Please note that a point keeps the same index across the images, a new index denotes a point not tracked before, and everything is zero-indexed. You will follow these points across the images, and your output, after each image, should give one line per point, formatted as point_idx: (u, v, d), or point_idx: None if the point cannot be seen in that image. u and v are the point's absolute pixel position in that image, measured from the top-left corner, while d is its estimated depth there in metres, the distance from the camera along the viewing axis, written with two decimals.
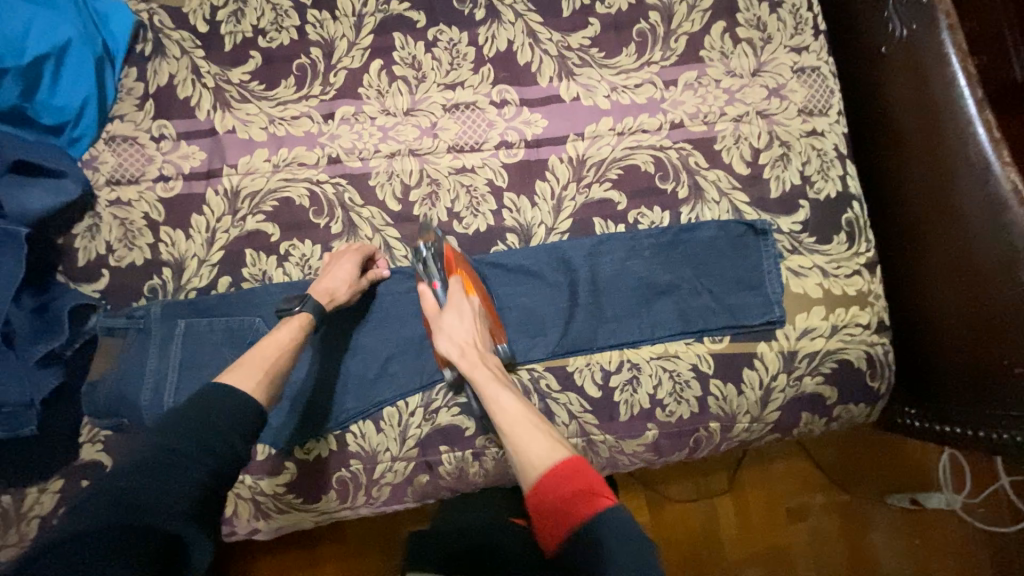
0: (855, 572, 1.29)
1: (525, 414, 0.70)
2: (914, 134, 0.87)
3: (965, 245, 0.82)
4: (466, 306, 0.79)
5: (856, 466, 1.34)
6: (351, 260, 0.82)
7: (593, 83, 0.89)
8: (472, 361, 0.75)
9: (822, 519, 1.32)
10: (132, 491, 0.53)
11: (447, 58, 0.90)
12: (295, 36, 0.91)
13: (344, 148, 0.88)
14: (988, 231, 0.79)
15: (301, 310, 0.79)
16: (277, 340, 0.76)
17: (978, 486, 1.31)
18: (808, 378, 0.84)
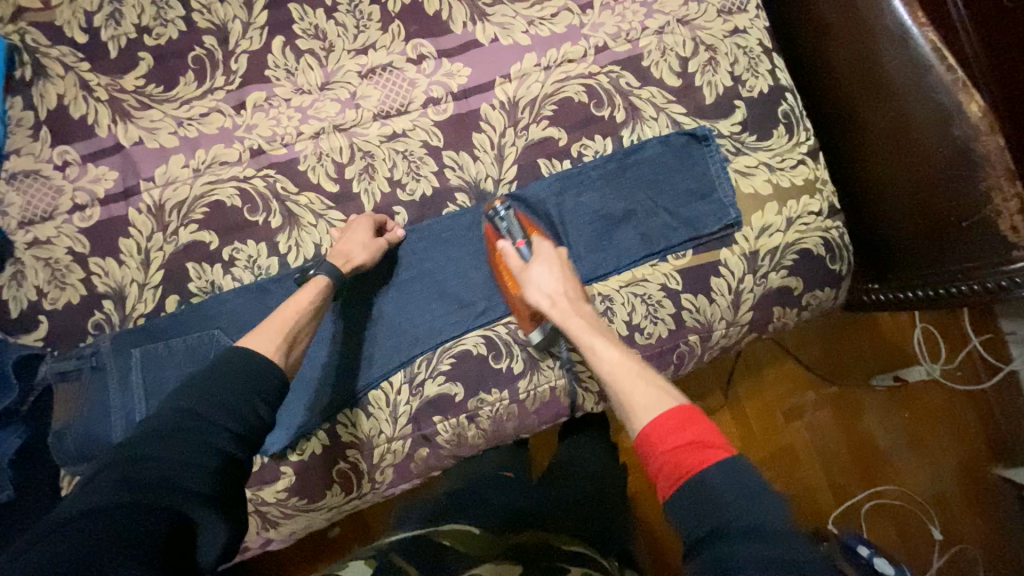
0: (855, 453, 1.38)
1: (629, 365, 0.69)
2: (833, 15, 0.89)
3: (901, 112, 0.84)
4: (553, 256, 0.80)
5: (841, 357, 1.40)
6: (363, 224, 0.81)
7: (508, 21, 0.85)
8: (566, 312, 0.75)
9: (816, 413, 1.38)
10: (150, 465, 0.55)
11: (352, 21, 0.84)
12: (183, 27, 0.84)
13: (264, 136, 0.84)
14: (918, 93, 0.82)
15: (317, 273, 0.79)
16: (296, 302, 0.75)
17: (953, 351, 1.39)
18: (773, 274, 0.86)
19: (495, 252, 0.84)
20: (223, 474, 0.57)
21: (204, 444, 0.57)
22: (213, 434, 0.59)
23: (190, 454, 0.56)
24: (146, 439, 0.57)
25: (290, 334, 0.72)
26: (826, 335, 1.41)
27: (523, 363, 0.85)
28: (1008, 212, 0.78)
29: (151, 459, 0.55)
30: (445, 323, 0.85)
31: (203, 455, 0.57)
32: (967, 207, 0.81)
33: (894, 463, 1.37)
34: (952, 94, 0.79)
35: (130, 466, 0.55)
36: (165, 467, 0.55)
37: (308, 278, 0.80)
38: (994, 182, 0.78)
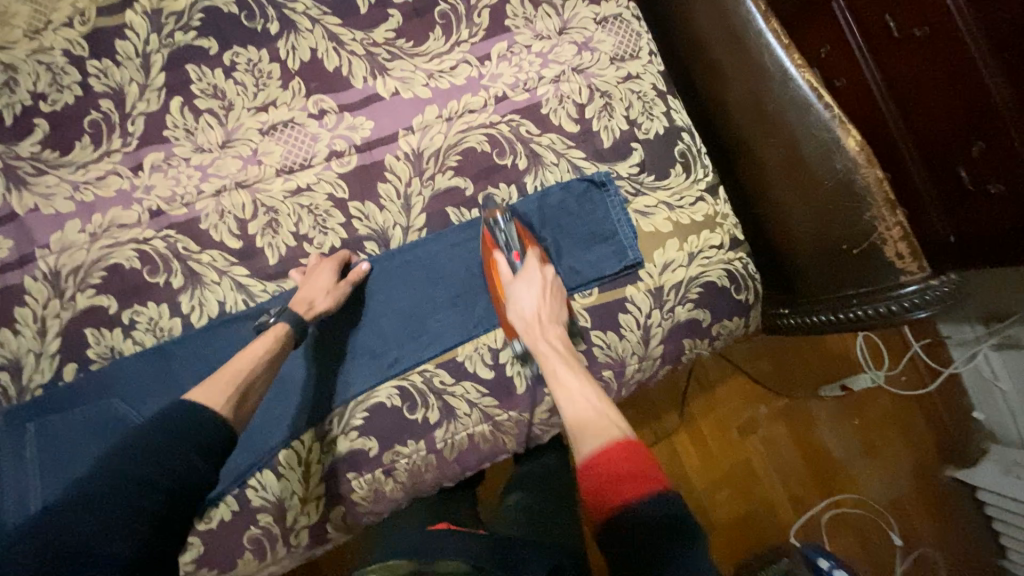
0: (809, 463, 1.39)
1: (584, 394, 0.71)
2: (723, 56, 0.94)
3: (794, 142, 0.88)
4: (540, 280, 0.81)
5: (789, 370, 1.43)
6: (328, 268, 0.81)
7: (408, 75, 0.87)
8: (536, 339, 0.77)
9: (768, 426, 1.40)
10: (77, 529, 0.51)
11: (251, 80, 0.85)
12: (79, 92, 0.83)
13: (164, 197, 0.83)
14: (805, 128, 0.86)
15: (278, 321, 0.78)
16: (253, 352, 0.74)
17: (895, 358, 1.44)
18: (679, 307, 0.89)
19: (488, 258, 0.85)
20: (155, 537, 0.54)
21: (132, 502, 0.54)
22: (139, 493, 0.55)
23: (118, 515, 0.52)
24: (73, 502, 0.53)
25: (240, 386, 0.70)
26: (771, 349, 1.43)
27: (438, 412, 0.84)
28: (892, 240, 0.83)
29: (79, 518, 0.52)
30: (357, 375, 0.84)
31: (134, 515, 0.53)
32: (857, 235, 0.85)
33: (847, 472, 1.40)
34: (831, 130, 0.85)
35: (55, 530, 0.51)
36: (93, 528, 0.51)
37: (268, 326, 0.79)
38: (878, 212, 0.83)
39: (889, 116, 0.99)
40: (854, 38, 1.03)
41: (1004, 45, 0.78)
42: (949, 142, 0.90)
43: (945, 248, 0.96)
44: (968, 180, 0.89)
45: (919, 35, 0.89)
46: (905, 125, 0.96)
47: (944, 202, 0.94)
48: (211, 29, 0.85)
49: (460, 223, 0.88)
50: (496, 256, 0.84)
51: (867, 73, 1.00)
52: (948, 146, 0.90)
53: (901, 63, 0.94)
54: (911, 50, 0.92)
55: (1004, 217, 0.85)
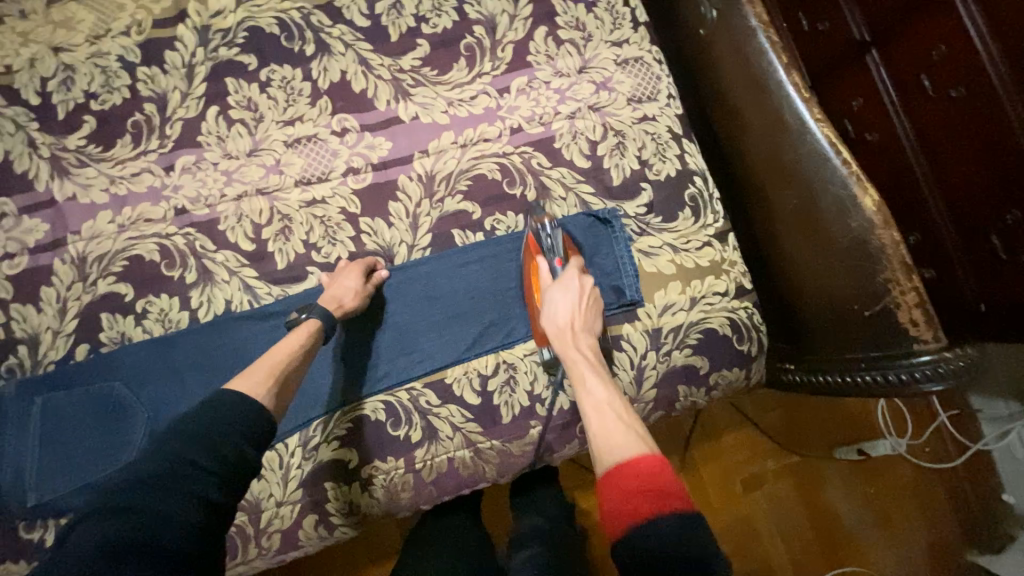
0: (818, 530, 1.31)
1: (613, 409, 0.66)
2: (742, 100, 0.92)
3: (810, 194, 0.85)
4: (577, 287, 0.77)
5: (800, 428, 1.36)
6: (355, 269, 0.84)
7: (429, 101, 0.91)
8: (565, 348, 0.74)
9: (775, 484, 1.33)
10: (145, 509, 0.52)
11: (283, 96, 0.90)
12: (128, 95, 0.90)
13: (189, 197, 0.88)
14: (822, 180, 0.83)
15: (308, 317, 0.79)
16: (289, 345, 0.76)
17: (919, 426, 1.35)
18: (676, 351, 0.87)
19: (531, 262, 0.85)
20: (211, 519, 0.56)
21: (184, 494, 0.55)
22: (197, 480, 0.56)
23: (171, 507, 0.53)
24: (138, 485, 0.54)
25: (279, 377, 0.71)
26: (784, 402, 1.37)
27: (421, 432, 0.84)
28: (907, 304, 0.78)
29: (134, 511, 0.52)
30: (347, 385, 0.85)
31: (185, 508, 0.54)
32: (869, 297, 0.82)
33: (856, 545, 1.30)
34: (847, 186, 0.81)
35: (112, 524, 0.51)
36: (151, 521, 0.52)
37: (298, 322, 0.80)
38: (892, 274, 0.79)
39: (920, 175, 0.97)
40: (890, 95, 1.01)
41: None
42: (986, 208, 0.87)
43: (978, 317, 0.91)
44: (1000, 248, 0.85)
45: (957, 95, 0.88)
46: (939, 186, 0.94)
47: (977, 268, 0.90)
48: (253, 47, 0.91)
49: (468, 243, 0.89)
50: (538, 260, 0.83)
51: (901, 130, 0.99)
52: (981, 213, 0.87)
53: (936, 124, 0.93)
54: (946, 113, 0.91)
55: None
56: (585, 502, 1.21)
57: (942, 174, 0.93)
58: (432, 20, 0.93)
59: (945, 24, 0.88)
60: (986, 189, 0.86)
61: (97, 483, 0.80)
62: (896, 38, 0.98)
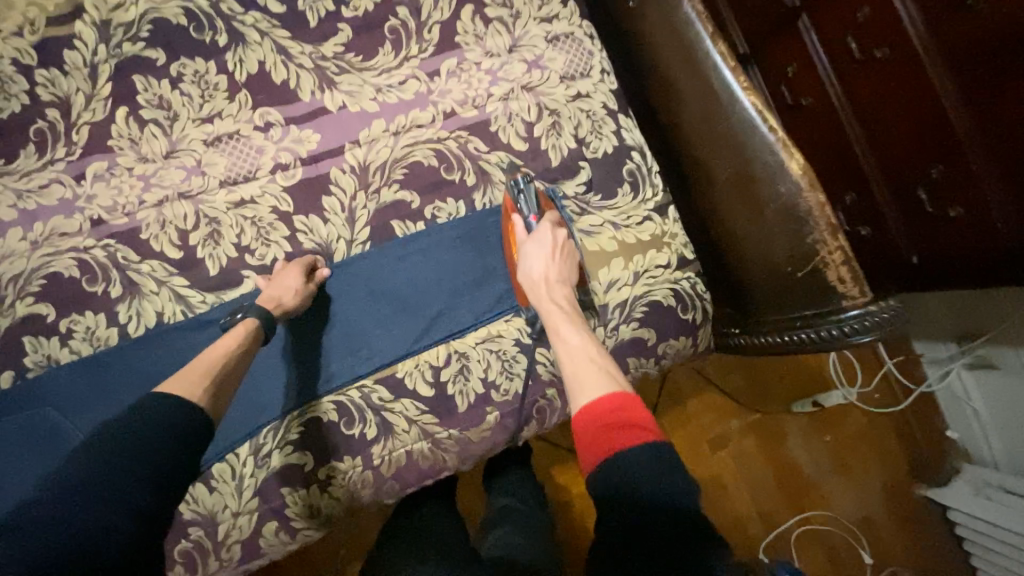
0: (781, 480, 1.38)
1: (584, 349, 0.66)
2: (676, 71, 0.92)
3: (742, 162, 0.86)
4: (550, 241, 0.78)
5: (760, 386, 1.42)
6: (293, 269, 0.81)
7: (356, 89, 0.87)
8: (541, 297, 0.74)
9: (740, 442, 1.39)
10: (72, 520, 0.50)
11: (198, 92, 0.85)
12: (25, 100, 0.83)
13: (105, 207, 0.83)
14: (754, 149, 0.85)
15: (246, 317, 0.77)
16: (223, 346, 0.73)
17: (868, 374, 1.42)
18: (624, 326, 0.89)
19: (508, 221, 0.86)
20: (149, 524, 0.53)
21: (115, 506, 0.52)
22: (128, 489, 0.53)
23: (99, 519, 0.51)
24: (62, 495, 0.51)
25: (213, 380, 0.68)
26: (744, 363, 1.42)
27: (376, 428, 0.83)
28: (834, 263, 0.82)
29: (61, 525, 0.50)
30: (296, 389, 0.84)
31: (118, 518, 0.51)
32: (799, 259, 0.85)
33: (815, 489, 1.38)
34: (775, 154, 0.84)
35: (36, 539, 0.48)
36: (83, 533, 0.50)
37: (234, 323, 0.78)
38: (820, 236, 0.82)
39: (853, 136, 0.98)
40: (822, 62, 1.01)
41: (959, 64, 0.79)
42: (910, 164, 0.89)
43: (908, 269, 0.96)
44: (927, 202, 0.88)
45: (879, 56, 0.90)
46: (870, 145, 0.96)
47: (909, 224, 0.93)
48: (160, 40, 0.85)
49: (410, 234, 0.88)
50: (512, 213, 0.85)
51: (833, 94, 1.00)
52: (909, 168, 0.90)
53: (863, 84, 0.94)
54: (872, 73, 0.92)
55: (956, 238, 0.86)
56: (559, 475, 1.23)
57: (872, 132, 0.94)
58: (352, 2, 0.88)
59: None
60: (911, 144, 0.88)
61: None
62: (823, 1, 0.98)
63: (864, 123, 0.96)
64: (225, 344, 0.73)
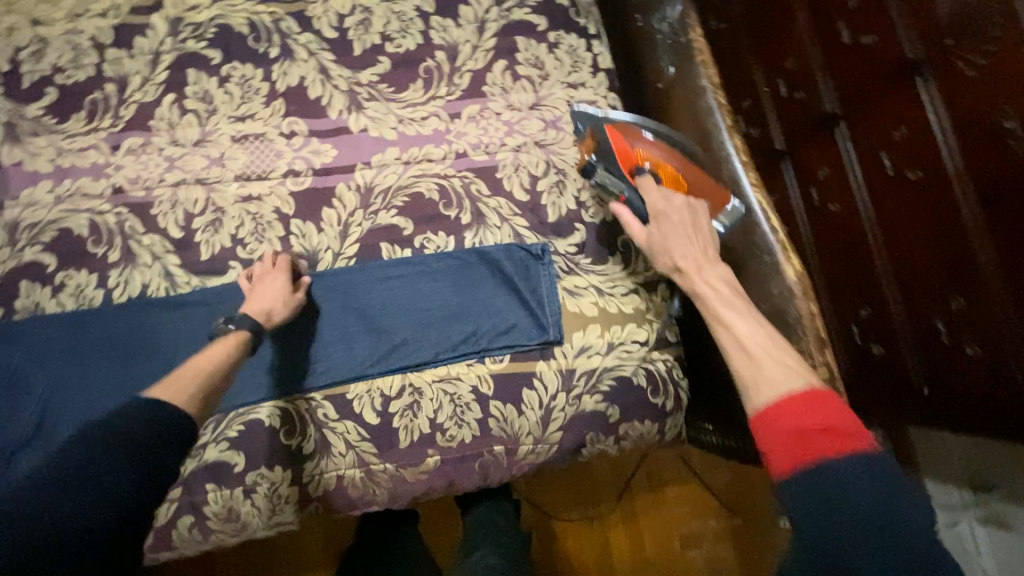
0: None
1: (755, 339, 0.64)
2: (691, 155, 0.91)
3: (742, 255, 0.84)
4: (677, 219, 0.79)
5: (747, 490, 1.29)
6: (279, 278, 0.83)
7: (380, 116, 0.93)
8: (705, 271, 0.74)
9: (715, 547, 1.25)
10: (65, 517, 0.48)
11: (239, 92, 0.92)
12: (91, 73, 0.92)
13: (129, 178, 0.89)
14: (753, 245, 0.82)
15: (235, 328, 0.76)
16: (211, 356, 0.71)
17: None
18: (587, 397, 0.85)
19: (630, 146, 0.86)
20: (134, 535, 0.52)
21: (108, 512, 0.50)
22: (123, 498, 0.51)
23: (88, 523, 0.49)
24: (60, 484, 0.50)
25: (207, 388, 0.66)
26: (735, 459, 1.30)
27: (314, 444, 0.82)
28: None
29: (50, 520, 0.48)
30: (246, 387, 0.84)
31: (110, 525, 0.50)
32: None
33: None
34: (773, 253, 0.79)
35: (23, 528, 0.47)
36: (70, 535, 0.48)
37: (223, 332, 0.76)
38: (805, 347, 0.74)
39: (876, 256, 0.87)
40: (853, 172, 0.91)
41: (999, 214, 0.69)
42: (932, 293, 0.79)
43: (916, 399, 0.84)
44: (944, 333, 0.78)
45: (913, 177, 0.80)
46: (892, 268, 0.85)
47: (924, 360, 0.82)
48: (220, 43, 0.94)
49: (394, 259, 0.89)
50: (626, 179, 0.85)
51: (861, 208, 0.90)
52: (931, 298, 0.79)
53: (892, 206, 0.84)
54: (903, 194, 0.82)
55: (974, 382, 0.75)
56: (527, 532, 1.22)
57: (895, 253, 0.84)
58: (396, 40, 0.95)
59: (907, 105, 0.80)
60: (935, 276, 0.79)
61: None
62: (862, 112, 0.89)
63: (889, 245, 0.85)
64: (217, 352, 0.72)
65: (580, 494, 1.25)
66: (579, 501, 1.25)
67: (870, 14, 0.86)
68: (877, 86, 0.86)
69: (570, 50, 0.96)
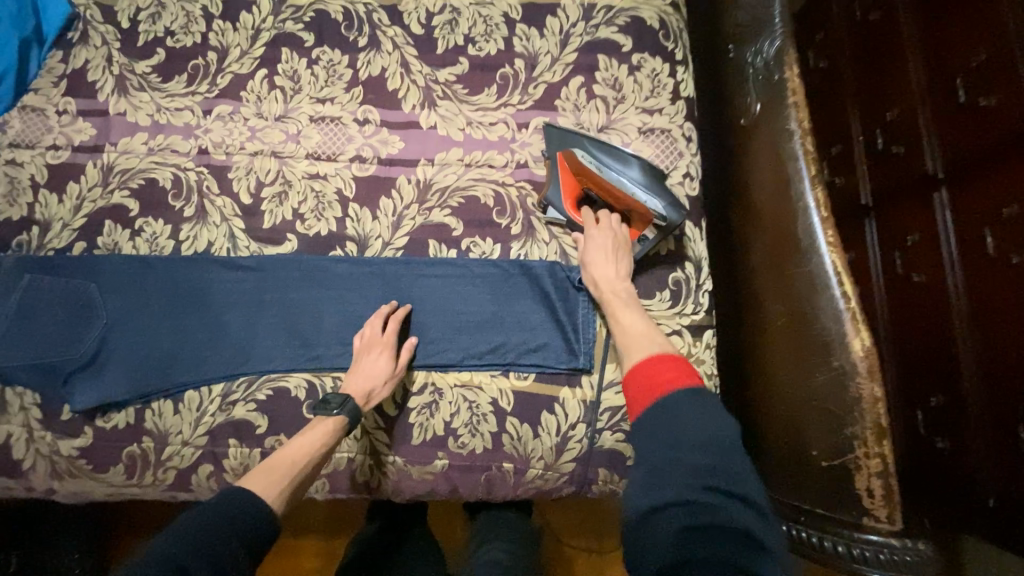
0: None
1: (636, 329, 0.77)
2: (764, 199, 0.82)
3: (804, 316, 0.75)
4: (610, 237, 0.86)
5: None
6: (384, 355, 0.82)
7: (450, 115, 0.94)
8: (623, 300, 0.82)
9: None
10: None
11: (324, 75, 0.96)
12: (198, 40, 0.99)
13: (213, 141, 0.95)
14: (819, 310, 0.73)
15: (337, 413, 0.77)
16: (308, 444, 0.75)
17: None
18: (608, 433, 0.82)
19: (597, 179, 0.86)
20: None
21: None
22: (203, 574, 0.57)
23: None
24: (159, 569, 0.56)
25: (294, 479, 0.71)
26: None
27: None
28: (867, 473, 0.68)
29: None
30: (280, 356, 0.87)
31: None
32: (831, 449, 0.71)
33: None
34: (840, 323, 0.72)
35: None
36: None
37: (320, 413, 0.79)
38: (859, 434, 0.69)
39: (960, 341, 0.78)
40: (949, 245, 0.82)
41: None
42: (1019, 400, 0.70)
43: (981, 513, 0.75)
44: None
45: (1018, 265, 0.70)
46: (976, 358, 0.75)
47: (1002, 471, 0.72)
48: (314, 27, 0.98)
49: (440, 258, 0.89)
50: (570, 214, 0.88)
51: (950, 285, 0.80)
52: (1019, 405, 0.70)
53: (987, 292, 0.75)
54: (1003, 281, 0.72)
55: None
56: None
57: (982, 343, 0.74)
58: (479, 43, 0.96)
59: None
60: None
61: (41, 364, 0.86)
62: (974, 182, 0.78)
63: (977, 333, 0.75)
64: (310, 440, 0.75)
65: (586, 522, 1.20)
66: (585, 529, 1.20)
67: (992, 72, 0.75)
68: (992, 155, 0.76)
69: (651, 74, 0.94)
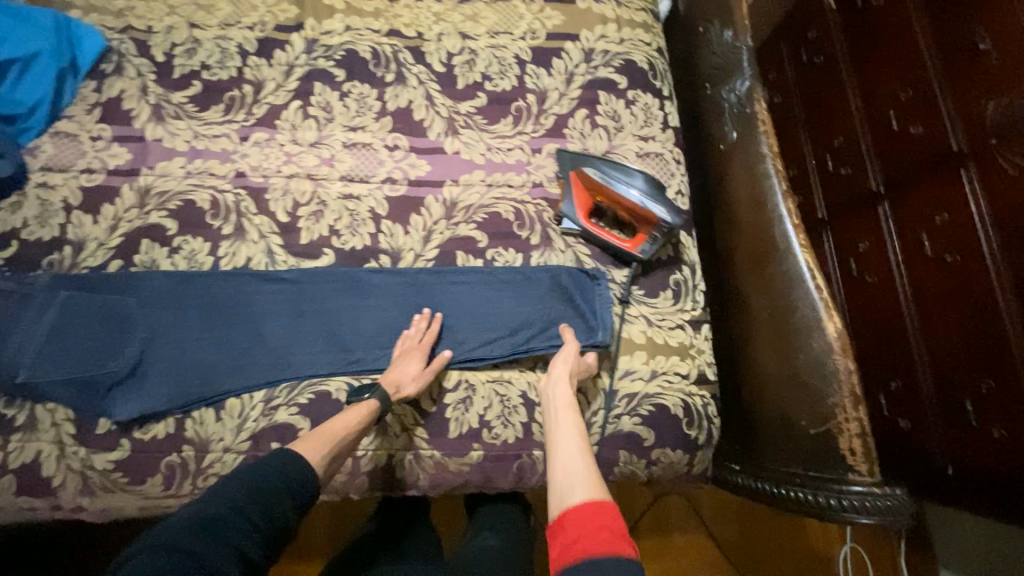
0: None
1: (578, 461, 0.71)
2: (745, 212, 0.97)
3: (785, 307, 0.88)
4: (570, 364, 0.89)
5: (755, 548, 1.30)
6: (417, 355, 0.89)
7: (472, 142, 1.05)
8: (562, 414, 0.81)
9: None
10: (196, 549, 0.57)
11: (355, 106, 1.07)
12: (234, 74, 1.08)
13: (251, 165, 1.02)
14: (798, 302, 0.87)
15: (369, 396, 0.85)
16: (345, 422, 0.81)
17: None
18: (626, 417, 0.94)
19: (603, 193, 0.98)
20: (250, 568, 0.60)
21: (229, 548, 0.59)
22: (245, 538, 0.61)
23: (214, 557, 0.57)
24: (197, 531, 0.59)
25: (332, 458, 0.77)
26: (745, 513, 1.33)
27: None
28: (846, 434, 0.81)
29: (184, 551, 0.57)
30: (320, 361, 0.93)
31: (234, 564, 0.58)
32: (816, 418, 0.84)
33: None
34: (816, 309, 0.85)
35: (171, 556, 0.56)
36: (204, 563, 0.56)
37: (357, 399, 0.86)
38: (840, 402, 0.81)
39: (909, 324, 0.94)
40: (892, 245, 0.99)
41: None
42: (959, 371, 0.84)
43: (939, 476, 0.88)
44: (971, 414, 0.82)
45: (952, 261, 0.87)
46: (924, 337, 0.91)
47: (951, 434, 0.86)
48: (345, 64, 1.09)
49: (469, 266, 0.99)
50: (583, 223, 1.00)
51: (897, 279, 0.97)
52: (961, 374, 0.84)
53: (928, 284, 0.91)
54: (940, 273, 0.89)
55: (987, 458, 0.80)
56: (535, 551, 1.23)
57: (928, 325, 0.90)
58: (495, 80, 1.09)
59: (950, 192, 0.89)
60: (971, 357, 0.83)
61: (81, 378, 0.89)
62: (912, 195, 0.96)
63: (922, 316, 0.91)
64: (348, 419, 0.81)
65: None
66: None
67: (922, 108, 0.95)
68: (924, 173, 0.94)
69: (644, 108, 1.10)
